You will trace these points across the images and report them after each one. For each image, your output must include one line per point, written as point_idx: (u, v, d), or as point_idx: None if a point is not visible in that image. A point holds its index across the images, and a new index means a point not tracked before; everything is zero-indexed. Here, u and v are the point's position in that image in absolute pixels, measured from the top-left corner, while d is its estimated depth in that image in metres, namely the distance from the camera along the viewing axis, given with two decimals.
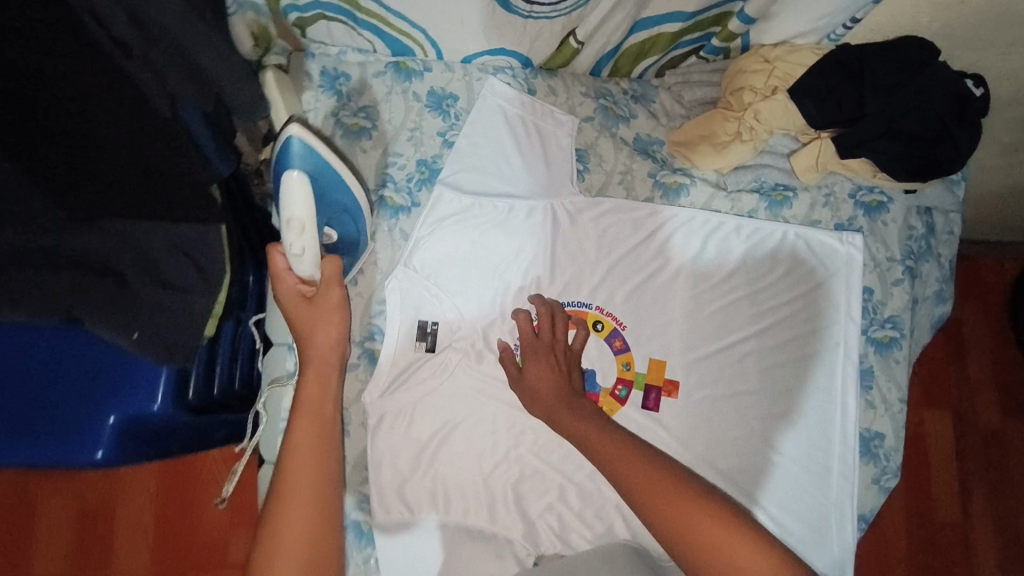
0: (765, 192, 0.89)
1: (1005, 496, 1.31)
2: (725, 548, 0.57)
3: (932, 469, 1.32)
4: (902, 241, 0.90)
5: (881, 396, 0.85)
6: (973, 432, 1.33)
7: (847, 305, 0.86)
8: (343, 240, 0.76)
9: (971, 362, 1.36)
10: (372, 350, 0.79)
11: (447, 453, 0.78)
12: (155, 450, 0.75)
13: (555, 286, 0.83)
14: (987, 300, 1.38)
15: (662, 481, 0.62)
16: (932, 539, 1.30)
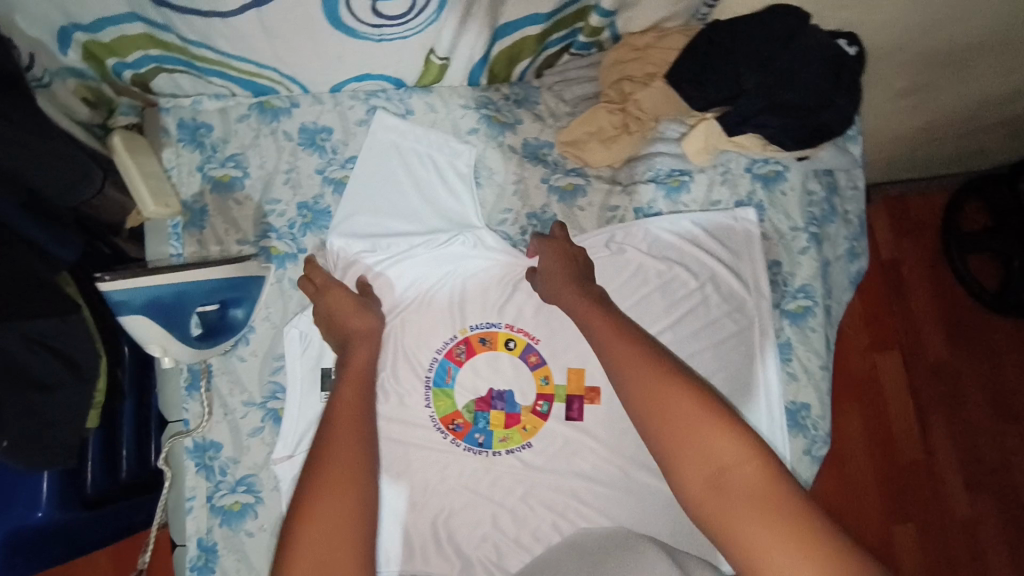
0: (661, 180, 0.88)
1: (960, 425, 1.39)
2: (701, 428, 0.52)
3: (888, 405, 1.40)
4: (803, 208, 0.90)
5: (802, 365, 0.86)
6: (922, 363, 1.41)
7: (756, 281, 0.87)
8: (226, 306, 0.68)
9: (910, 298, 1.44)
10: (277, 410, 0.74)
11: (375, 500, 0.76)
12: (57, 553, 0.72)
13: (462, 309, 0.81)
14: (916, 235, 1.47)
15: (647, 358, 0.59)
16: (898, 472, 1.37)
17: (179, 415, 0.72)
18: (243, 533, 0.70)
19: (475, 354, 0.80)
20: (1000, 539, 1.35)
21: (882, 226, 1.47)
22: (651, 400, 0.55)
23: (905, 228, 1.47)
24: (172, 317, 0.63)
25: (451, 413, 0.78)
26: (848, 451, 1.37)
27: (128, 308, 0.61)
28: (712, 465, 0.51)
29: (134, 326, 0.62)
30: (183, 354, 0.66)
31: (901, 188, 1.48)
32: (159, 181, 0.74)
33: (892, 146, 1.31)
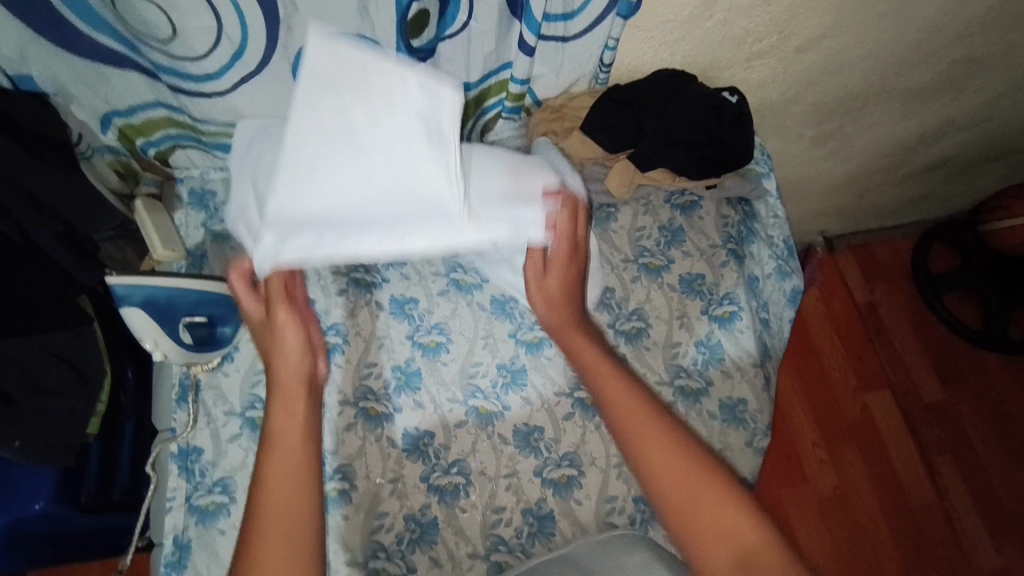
0: (591, 212, 1.04)
1: (969, 460, 1.57)
2: (725, 517, 0.59)
3: (887, 442, 1.56)
4: (720, 229, 1.04)
5: (735, 364, 0.94)
6: (919, 401, 1.61)
7: (678, 292, 0.98)
8: (212, 318, 0.81)
9: (892, 339, 1.67)
10: (253, 418, 0.82)
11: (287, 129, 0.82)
12: (41, 546, 0.81)
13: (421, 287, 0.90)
14: (887, 283, 1.73)
15: (672, 446, 0.63)
16: (912, 515, 1.49)
17: (168, 425, 0.82)
18: (215, 531, 0.77)
19: None
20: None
21: (853, 271, 1.74)
22: (675, 481, 0.61)
23: (877, 274, 1.74)
24: (164, 316, 0.76)
25: None
26: (854, 494, 1.49)
27: (128, 303, 0.74)
28: (737, 553, 0.57)
29: (131, 319, 0.74)
30: (172, 353, 0.78)
31: (864, 237, 1.76)
32: (167, 232, 0.91)
33: (833, 197, 1.53)
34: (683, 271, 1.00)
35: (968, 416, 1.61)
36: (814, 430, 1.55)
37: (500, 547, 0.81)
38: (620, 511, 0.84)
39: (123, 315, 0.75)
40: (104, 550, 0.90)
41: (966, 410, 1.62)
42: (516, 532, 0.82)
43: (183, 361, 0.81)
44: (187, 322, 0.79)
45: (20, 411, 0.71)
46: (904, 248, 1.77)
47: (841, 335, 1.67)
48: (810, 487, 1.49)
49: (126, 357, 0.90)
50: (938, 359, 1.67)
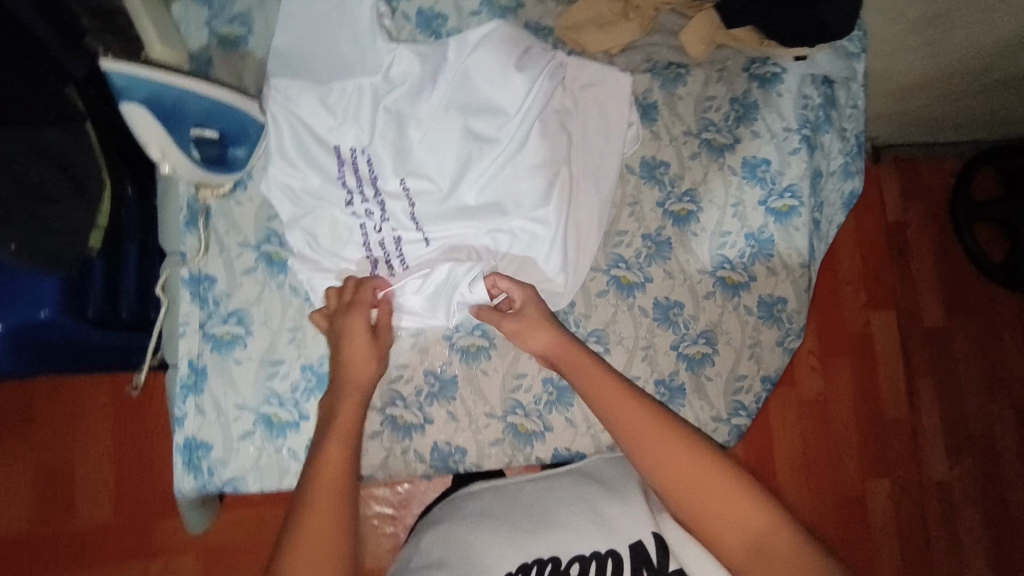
0: (658, 71, 0.90)
1: (949, 390, 1.46)
2: (729, 497, 0.58)
3: (879, 363, 1.44)
4: (797, 111, 0.92)
5: (782, 262, 0.88)
6: (918, 326, 1.47)
7: (738, 178, 0.89)
8: (225, 135, 0.74)
9: (913, 259, 1.48)
10: (269, 253, 0.78)
11: (301, 111, 0.77)
12: (56, 363, 0.77)
13: (446, 178, 0.80)
14: (923, 197, 1.50)
15: (666, 428, 0.63)
16: (881, 432, 1.42)
17: (177, 248, 0.76)
18: (232, 361, 0.75)
19: (391, 95, 0.80)
20: (975, 499, 1.43)
21: (889, 182, 1.51)
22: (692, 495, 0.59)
23: (914, 192, 1.50)
24: (171, 122, 0.67)
25: (368, 108, 0.79)
26: (834, 405, 1.41)
27: (130, 97, 0.63)
28: (746, 535, 0.56)
29: (132, 118, 0.64)
30: (183, 167, 0.70)
31: (913, 152, 1.50)
32: (166, 27, 0.77)
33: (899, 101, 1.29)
34: (747, 154, 0.89)
35: (964, 345, 1.48)
36: (812, 338, 1.43)
37: (517, 410, 0.81)
38: None
39: (123, 114, 0.64)
40: (117, 367, 0.89)
41: (962, 341, 1.47)
42: (534, 399, 0.81)
43: (193, 179, 0.73)
44: (196, 137, 0.70)
45: (11, 213, 0.62)
46: (952, 168, 1.52)
47: (862, 250, 1.47)
48: (794, 390, 1.41)
49: (124, 171, 0.81)
50: (951, 284, 1.49)
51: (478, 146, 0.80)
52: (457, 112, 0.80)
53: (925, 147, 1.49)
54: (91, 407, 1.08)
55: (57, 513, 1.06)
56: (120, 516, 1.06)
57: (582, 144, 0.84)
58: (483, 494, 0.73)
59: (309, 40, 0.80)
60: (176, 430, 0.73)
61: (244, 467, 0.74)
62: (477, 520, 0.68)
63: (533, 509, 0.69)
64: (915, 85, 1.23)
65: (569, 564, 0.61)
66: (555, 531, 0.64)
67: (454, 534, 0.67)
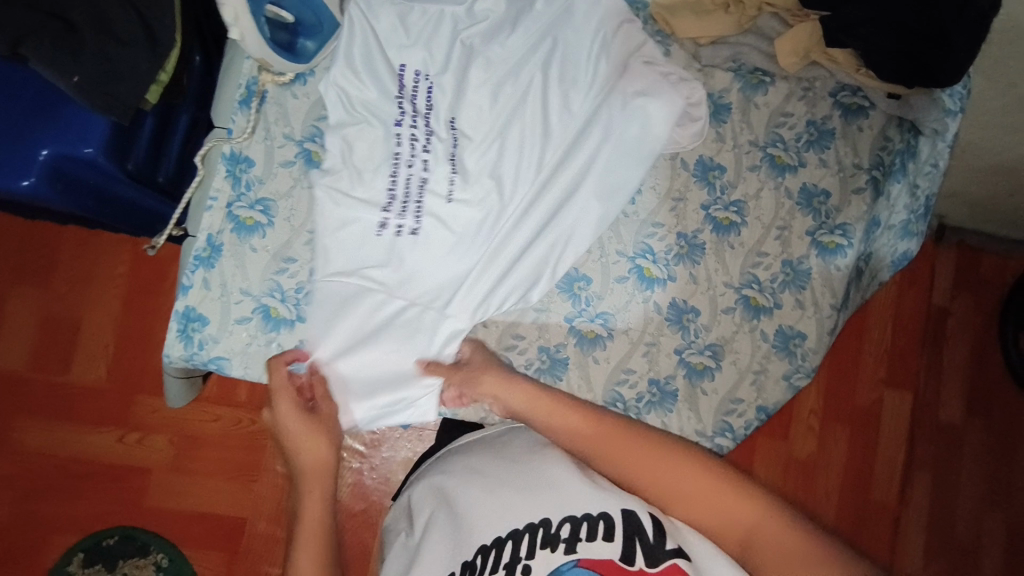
0: (742, 74, 0.86)
1: (946, 488, 1.38)
2: (716, 500, 0.57)
3: (880, 439, 1.39)
4: (873, 150, 0.88)
5: (812, 298, 0.85)
6: (932, 417, 1.40)
7: (792, 203, 0.85)
8: (301, 22, 0.75)
9: (946, 348, 1.41)
10: (310, 152, 0.78)
11: (376, 25, 0.77)
12: (87, 203, 0.79)
13: (495, 125, 0.78)
14: (975, 289, 1.42)
15: (639, 443, 0.63)
16: (864, 509, 1.38)
17: (225, 123, 0.76)
18: (249, 247, 0.75)
19: (470, 27, 0.79)
20: None
21: (946, 265, 1.43)
22: (682, 500, 0.58)
23: (967, 281, 1.42)
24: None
25: (443, 35, 0.79)
26: (821, 473, 1.37)
27: None
28: (744, 530, 0.55)
29: None
30: (250, 37, 0.68)
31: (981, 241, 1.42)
32: None
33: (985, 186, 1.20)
34: (808, 180, 0.86)
35: (976, 448, 1.40)
36: (816, 398, 1.38)
37: None
38: (631, 385, 0.81)
39: None
40: (141, 228, 0.91)
41: (975, 444, 1.39)
42: (525, 363, 0.80)
43: (257, 55, 0.72)
44: (273, 15, 0.72)
45: (83, 44, 0.65)
46: (1014, 269, 1.43)
47: (896, 323, 1.42)
48: (784, 446, 1.37)
49: (195, 39, 0.82)
50: (977, 384, 1.41)
51: (538, 103, 0.79)
52: (528, 61, 0.79)
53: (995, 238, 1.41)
54: (112, 268, 1.12)
55: (56, 361, 1.10)
56: (111, 380, 1.10)
57: (642, 130, 0.81)
58: (472, 446, 0.71)
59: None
60: (179, 296, 0.74)
61: (231, 350, 0.74)
62: (467, 475, 0.66)
63: (521, 463, 0.65)
64: (997, 172, 1.15)
65: (559, 527, 0.56)
66: (545, 494, 0.60)
67: (446, 490, 0.66)
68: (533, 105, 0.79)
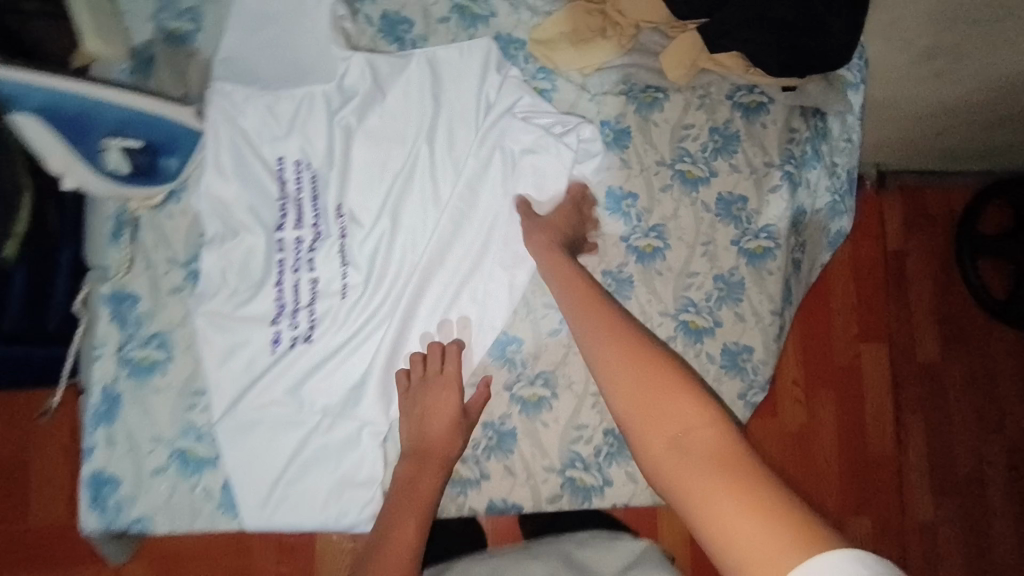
0: (634, 94, 0.83)
1: (939, 428, 1.30)
2: (661, 391, 0.48)
3: (866, 397, 1.27)
4: (782, 145, 0.85)
5: (751, 308, 0.82)
6: (910, 363, 1.30)
7: (712, 218, 0.83)
8: (154, 143, 0.70)
9: (911, 288, 1.32)
10: (198, 273, 0.73)
11: (242, 124, 0.73)
12: None
13: (377, 205, 0.75)
14: (927, 226, 1.32)
15: (612, 318, 0.58)
16: (865, 468, 1.25)
17: (99, 261, 0.72)
18: (151, 389, 0.70)
19: (342, 108, 0.75)
20: (959, 540, 1.28)
21: (892, 209, 1.32)
22: (625, 376, 0.50)
23: (917, 218, 1.32)
24: (75, 132, 0.63)
25: (313, 121, 0.74)
26: (815, 441, 1.24)
27: (24, 106, 0.60)
28: (673, 431, 0.46)
29: (29, 130, 0.61)
30: (92, 182, 0.66)
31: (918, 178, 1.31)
32: (101, 20, 0.73)
33: (898, 140, 1.12)
34: (723, 189, 0.83)
35: (958, 383, 1.31)
36: (794, 367, 1.25)
37: None
38: (586, 441, 0.77)
39: (20, 122, 0.60)
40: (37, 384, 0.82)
41: (957, 379, 1.31)
42: (473, 444, 0.76)
43: (109, 194, 0.69)
44: (119, 146, 0.67)
45: None
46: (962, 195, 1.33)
47: (856, 269, 1.30)
48: (772, 422, 1.24)
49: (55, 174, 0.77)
50: (948, 315, 1.32)
51: (425, 175, 0.75)
52: (408, 132, 0.76)
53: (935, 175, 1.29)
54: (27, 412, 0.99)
55: None
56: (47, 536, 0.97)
57: (542, 177, 0.77)
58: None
59: (288, 44, 0.76)
60: (85, 462, 0.69)
61: (154, 506, 0.69)
62: None
63: None
64: (914, 123, 1.06)
65: None
66: None
67: None
68: (416, 180, 0.75)
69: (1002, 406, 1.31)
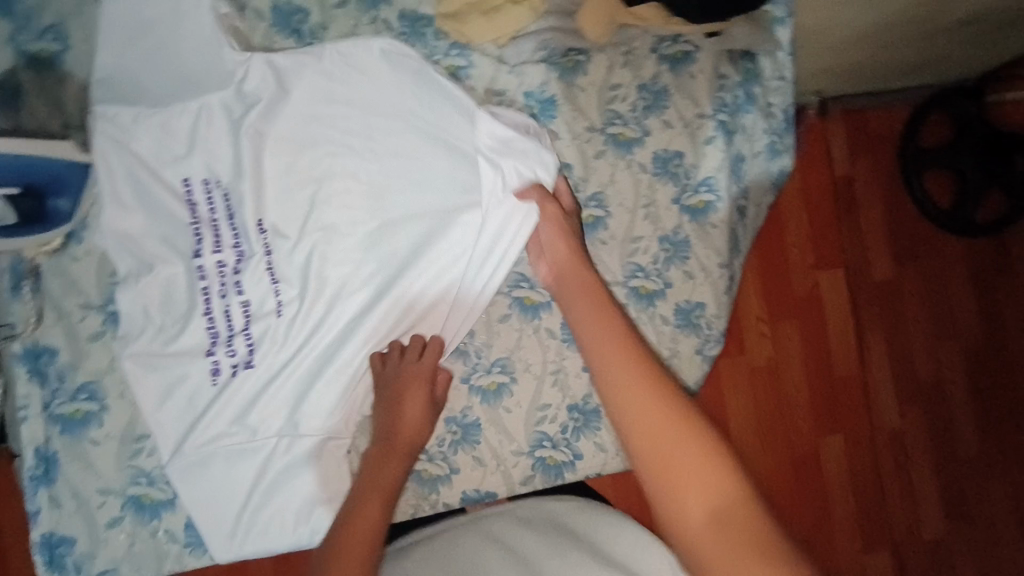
0: (554, 60, 0.79)
1: (899, 341, 1.28)
2: (689, 467, 0.49)
3: (829, 323, 1.23)
4: (712, 93, 0.83)
5: (699, 264, 0.82)
6: (868, 282, 1.27)
7: (650, 178, 0.81)
8: (37, 186, 0.65)
9: (862, 209, 1.28)
10: (116, 314, 0.70)
11: (137, 151, 0.69)
12: None
13: (299, 211, 0.70)
14: (869, 148, 1.28)
15: (638, 368, 0.56)
16: (834, 388, 1.23)
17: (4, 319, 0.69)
18: (88, 442, 0.68)
19: (241, 117, 0.70)
20: (926, 445, 1.29)
21: (835, 136, 1.28)
22: (654, 444, 0.51)
23: (860, 141, 1.27)
24: None
25: (213, 134, 0.69)
26: (784, 369, 1.19)
27: None
28: (706, 511, 0.48)
29: None
30: None
31: (860, 101, 1.25)
32: None
33: (833, 69, 1.09)
34: (657, 147, 0.81)
35: (915, 297, 1.29)
36: (758, 303, 1.19)
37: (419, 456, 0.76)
38: (552, 420, 0.77)
39: None
40: None
41: (914, 291, 1.29)
42: (437, 441, 0.76)
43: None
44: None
45: None
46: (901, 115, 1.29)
47: (805, 193, 1.24)
48: (742, 359, 1.18)
49: None
50: (897, 226, 1.29)
51: (342, 173, 0.70)
52: (316, 132, 0.71)
53: (875, 94, 1.24)
54: None
55: None
56: None
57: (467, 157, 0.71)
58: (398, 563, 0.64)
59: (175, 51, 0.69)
60: (32, 526, 0.67)
61: (117, 557, 0.68)
62: None
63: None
64: (846, 51, 1.02)
65: None
66: None
67: None
68: (336, 180, 0.70)
69: (956, 313, 1.30)
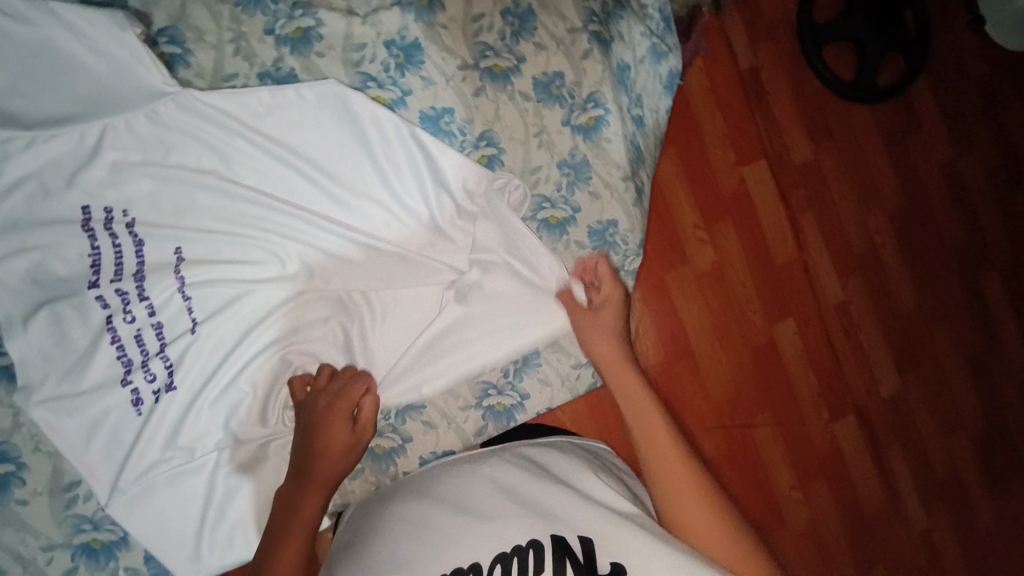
0: (407, 1, 0.75)
1: (828, 216, 1.30)
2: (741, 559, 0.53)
3: (763, 214, 1.22)
4: (579, 5, 0.81)
5: (602, 182, 0.82)
6: (788, 165, 1.28)
7: (536, 104, 0.79)
8: None
9: (771, 96, 1.27)
10: (5, 368, 0.66)
11: None
12: None
13: (196, 223, 0.70)
14: (768, 34, 1.25)
15: (693, 470, 0.59)
16: (778, 272, 1.23)
17: None
18: (14, 503, 0.65)
19: (103, 136, 0.66)
20: (871, 311, 1.33)
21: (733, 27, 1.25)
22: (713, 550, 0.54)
23: (758, 28, 1.25)
24: None
25: (75, 161, 0.65)
26: (728, 268, 1.19)
27: None
28: None
29: None
30: None
31: None
32: None
33: None
34: (536, 72, 0.79)
35: (835, 172, 1.31)
36: (691, 209, 1.17)
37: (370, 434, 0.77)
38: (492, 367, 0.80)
39: None
40: None
41: (834, 166, 1.31)
42: (384, 415, 0.77)
43: None
44: None
45: None
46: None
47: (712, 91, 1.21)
48: (685, 267, 1.16)
49: None
50: (807, 106, 1.28)
51: (218, 180, 0.69)
52: (192, 139, 0.69)
53: None
54: None
55: None
56: None
57: (345, 139, 0.73)
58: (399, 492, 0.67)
59: (19, 66, 0.62)
60: None
61: None
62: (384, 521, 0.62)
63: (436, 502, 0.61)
64: None
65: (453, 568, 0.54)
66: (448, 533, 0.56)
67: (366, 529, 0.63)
68: (221, 189, 0.70)
69: (875, 178, 1.34)
